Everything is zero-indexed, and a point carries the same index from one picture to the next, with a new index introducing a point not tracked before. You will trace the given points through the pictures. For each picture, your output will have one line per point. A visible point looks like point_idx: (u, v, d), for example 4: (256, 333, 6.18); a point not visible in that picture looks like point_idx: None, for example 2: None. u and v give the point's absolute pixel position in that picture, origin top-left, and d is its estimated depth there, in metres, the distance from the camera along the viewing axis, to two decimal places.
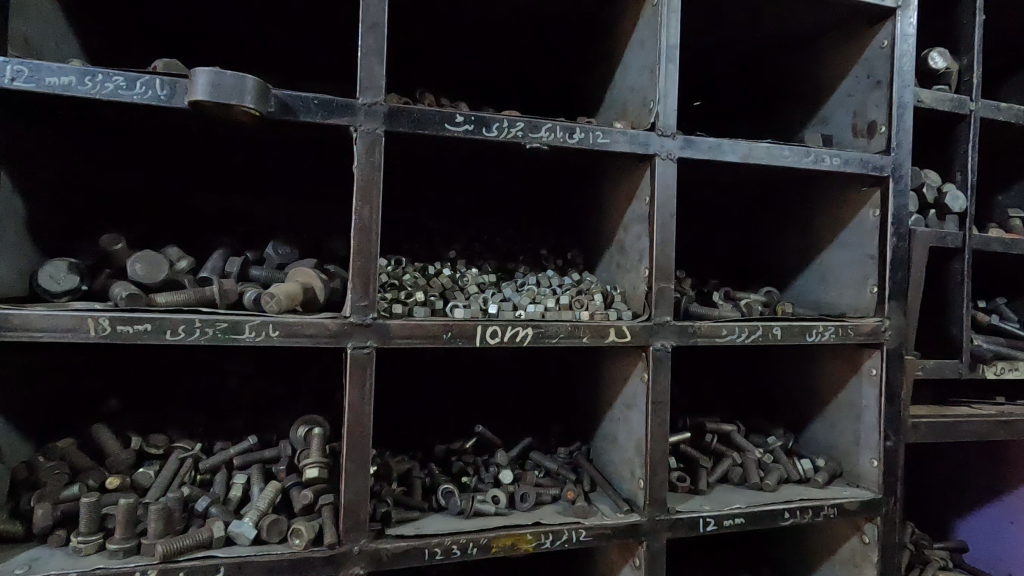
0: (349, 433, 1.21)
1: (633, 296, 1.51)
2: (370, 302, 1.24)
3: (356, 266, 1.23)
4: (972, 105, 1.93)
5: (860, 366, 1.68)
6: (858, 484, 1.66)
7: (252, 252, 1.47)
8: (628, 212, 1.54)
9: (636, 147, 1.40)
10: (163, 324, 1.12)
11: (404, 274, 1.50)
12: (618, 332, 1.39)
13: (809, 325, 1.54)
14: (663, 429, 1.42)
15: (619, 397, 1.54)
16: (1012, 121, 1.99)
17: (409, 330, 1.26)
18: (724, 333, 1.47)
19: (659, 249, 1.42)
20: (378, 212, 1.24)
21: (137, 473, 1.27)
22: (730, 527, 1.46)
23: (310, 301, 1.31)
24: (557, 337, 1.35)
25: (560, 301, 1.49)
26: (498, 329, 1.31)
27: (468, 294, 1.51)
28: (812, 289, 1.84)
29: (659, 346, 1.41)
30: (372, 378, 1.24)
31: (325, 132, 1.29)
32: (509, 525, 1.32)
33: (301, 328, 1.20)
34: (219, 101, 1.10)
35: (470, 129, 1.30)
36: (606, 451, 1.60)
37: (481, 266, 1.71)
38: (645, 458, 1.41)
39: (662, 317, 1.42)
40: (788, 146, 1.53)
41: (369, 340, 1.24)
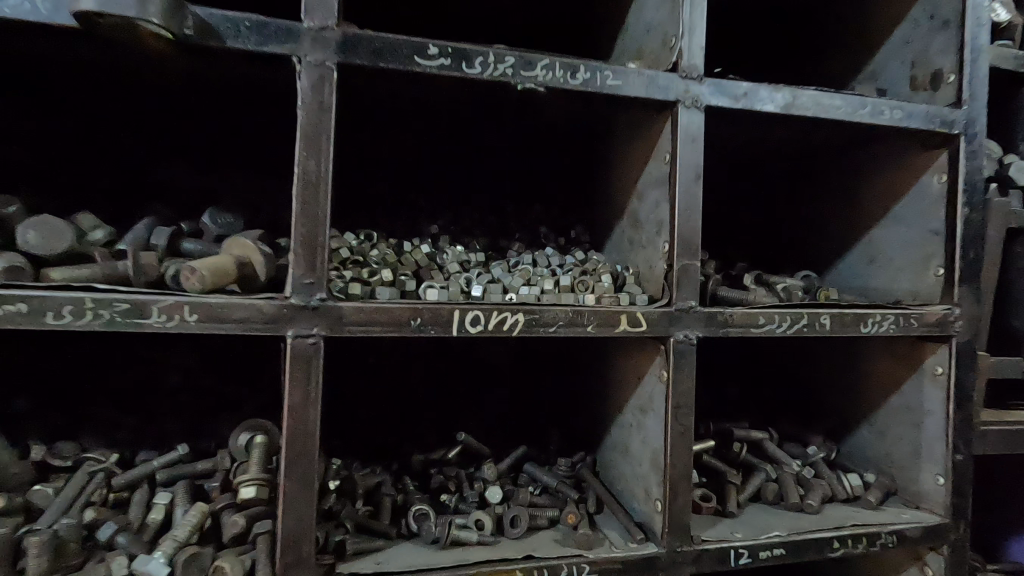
0: (289, 445, 0.96)
1: (648, 277, 1.24)
2: (318, 279, 0.98)
3: (299, 232, 0.97)
4: None
5: (920, 363, 1.40)
6: (918, 505, 1.38)
7: (189, 222, 1.21)
8: (644, 174, 1.27)
9: (654, 91, 1.13)
10: (43, 304, 0.87)
11: (371, 249, 1.24)
12: (630, 320, 1.12)
13: (864, 314, 1.26)
14: (686, 440, 1.15)
15: (632, 400, 1.28)
16: None
17: (367, 315, 1.00)
18: (761, 322, 1.19)
19: (682, 217, 1.15)
20: (328, 166, 0.98)
21: (31, 493, 1.02)
22: (767, 560, 1.19)
23: (248, 279, 1.05)
24: (555, 326, 1.08)
25: (560, 283, 1.22)
26: (481, 315, 1.04)
27: (448, 274, 1.24)
28: (860, 273, 1.56)
29: (682, 338, 1.14)
30: (319, 375, 0.98)
31: (263, 67, 1.02)
32: (494, 560, 1.06)
33: (226, 311, 0.94)
34: (109, 11, 0.82)
35: (446, 64, 1.03)
36: (616, 464, 1.34)
37: (468, 243, 1.44)
38: (664, 474, 1.14)
39: (686, 302, 1.14)
40: (839, 94, 1.25)
41: (315, 327, 0.97)
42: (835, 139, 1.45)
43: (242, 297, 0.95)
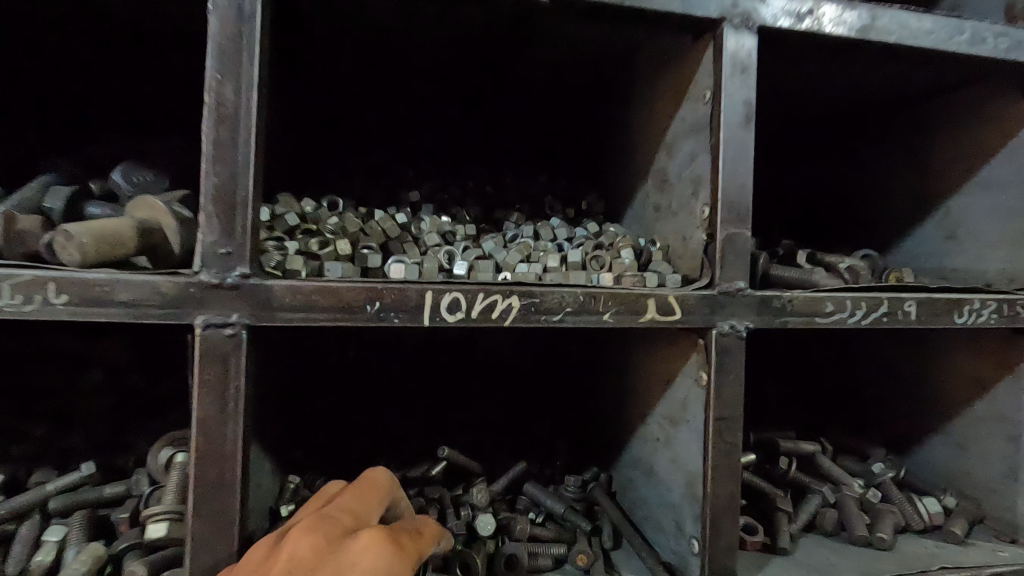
0: (201, 473, 0.71)
1: (681, 253, 0.97)
2: (238, 250, 0.72)
3: (212, 185, 0.71)
4: None
5: (1019, 362, 1.12)
6: (1015, 539, 1.11)
7: (99, 183, 0.97)
8: (676, 122, 1.00)
9: (692, 5, 0.86)
10: None
11: (330, 217, 0.98)
12: (660, 306, 0.85)
13: (959, 299, 0.98)
14: (732, 463, 0.88)
15: (660, 407, 1.02)
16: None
17: (307, 297, 0.74)
18: (829, 309, 0.92)
19: (728, 171, 0.87)
20: (252, 94, 0.72)
21: None
22: None
23: (162, 248, 0.80)
24: (561, 314, 0.82)
25: (569, 260, 0.96)
26: (461, 298, 0.78)
27: (427, 249, 0.98)
28: (935, 250, 1.28)
29: (727, 330, 0.87)
30: (241, 379, 0.73)
31: None
32: None
33: (109, 291, 0.69)
34: None
35: None
36: (639, 487, 1.08)
37: (457, 214, 1.18)
38: (702, 507, 0.88)
39: (733, 282, 0.87)
40: (929, 15, 0.97)
41: (234, 313, 0.72)
42: (912, 84, 1.17)
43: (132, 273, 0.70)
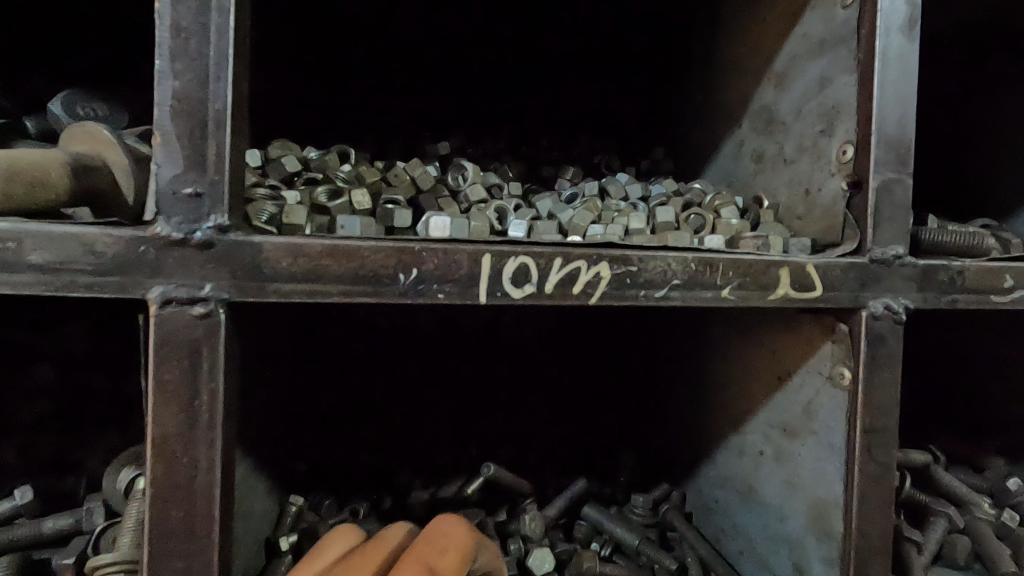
0: (162, 516, 0.49)
1: (804, 211, 0.74)
2: (214, 189, 0.49)
3: (170, 92, 0.48)
4: None
5: None
6: None
7: (36, 119, 0.73)
8: (794, 43, 0.77)
9: None
10: None
11: (341, 166, 0.75)
12: (797, 279, 0.62)
13: None
14: (885, 491, 0.65)
15: (767, 412, 0.79)
16: None
17: (315, 261, 0.51)
18: (1007, 283, 0.69)
19: (888, 93, 0.64)
20: None
21: None
22: None
23: (109, 198, 0.57)
24: (666, 288, 0.59)
25: (657, 221, 0.73)
26: (531, 265, 0.55)
27: (467, 208, 0.76)
28: None
29: (883, 310, 0.64)
30: (220, 376, 0.50)
31: None
32: None
33: (18, 248, 0.45)
34: None
35: None
36: (730, 512, 0.86)
37: (498, 170, 0.95)
38: (845, 551, 0.66)
39: (891, 246, 0.64)
40: None
41: (210, 282, 0.49)
42: None
43: (54, 222, 0.47)
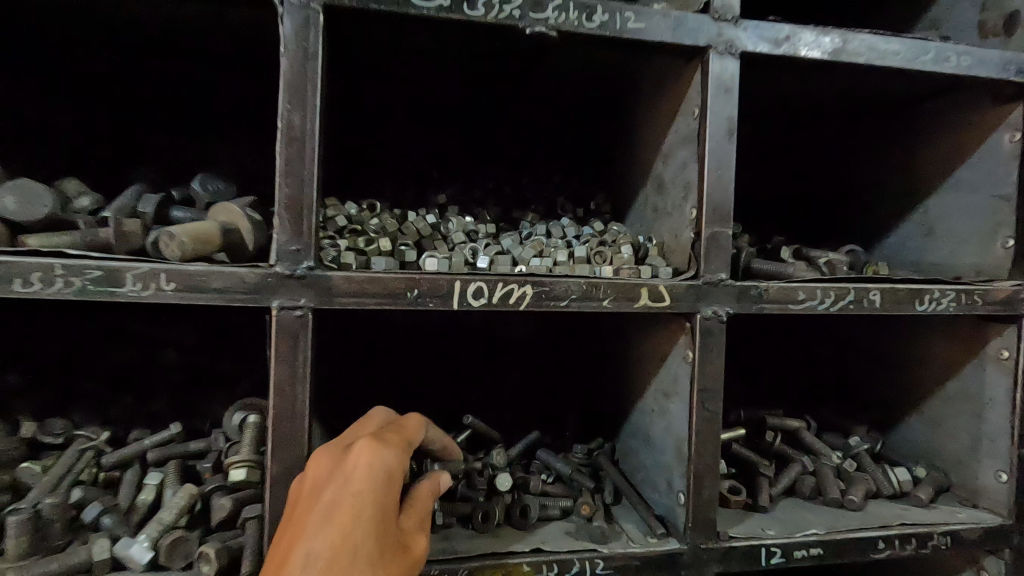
0: (277, 426, 0.89)
1: (673, 248, 1.12)
2: (305, 246, 0.89)
3: (283, 194, 0.88)
4: None
5: (984, 346, 1.24)
6: (975, 504, 1.24)
7: (179, 191, 1.15)
8: (670, 135, 1.14)
9: (683, 36, 1.00)
10: (11, 270, 0.81)
11: (372, 219, 1.16)
12: (651, 294, 1.00)
13: (920, 289, 1.12)
14: (713, 428, 1.03)
15: (654, 383, 1.17)
16: None
17: (360, 286, 0.91)
18: (800, 297, 1.06)
19: (713, 178, 1.02)
20: (315, 120, 0.89)
21: (19, 470, 0.98)
22: (802, 560, 1.08)
23: (240, 247, 0.98)
24: (567, 300, 0.97)
25: (575, 255, 1.12)
26: (484, 287, 0.95)
27: (453, 246, 1.15)
28: (913, 246, 1.41)
29: (711, 314, 1.02)
30: (308, 349, 0.90)
31: (245, 13, 0.92)
32: (500, 551, 0.99)
33: (206, 280, 0.86)
34: None
35: (445, 5, 0.92)
36: (635, 453, 1.24)
37: (479, 214, 1.34)
38: (688, 466, 1.04)
39: (716, 274, 1.02)
40: (897, 38, 1.10)
41: (303, 297, 0.89)
42: (889, 94, 1.29)
43: (223, 266, 0.87)
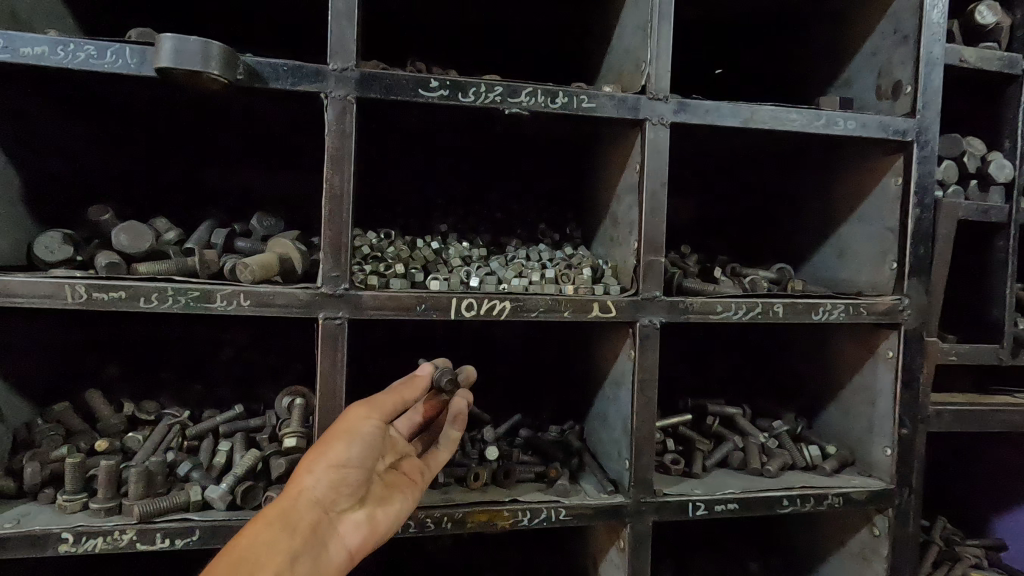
0: (322, 404, 1.21)
1: (623, 271, 1.44)
2: (342, 272, 1.22)
3: (327, 236, 1.21)
4: (1001, 63, 1.85)
5: (877, 347, 1.55)
6: (870, 474, 1.55)
7: (239, 225, 1.48)
8: (621, 182, 1.46)
9: (624, 111, 1.32)
10: (137, 292, 1.14)
11: (388, 246, 1.46)
12: (601, 307, 1.32)
13: (816, 302, 1.43)
14: (649, 410, 1.35)
15: (609, 375, 1.49)
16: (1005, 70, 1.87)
17: (382, 302, 1.24)
18: (719, 309, 1.38)
19: (649, 219, 1.34)
20: (349, 181, 1.21)
21: (126, 438, 1.31)
22: (722, 512, 1.40)
23: (291, 271, 1.31)
24: (536, 311, 1.30)
25: (546, 275, 1.44)
26: (474, 302, 1.27)
27: (452, 268, 1.48)
28: (829, 265, 1.72)
29: (647, 322, 1.34)
30: (344, 348, 1.22)
31: (299, 100, 1.25)
32: (487, 501, 1.32)
33: (272, 298, 1.19)
34: (184, 68, 1.08)
35: (445, 95, 1.25)
36: (597, 432, 1.56)
37: (474, 239, 1.67)
38: (632, 439, 1.36)
39: (651, 292, 1.34)
40: (796, 108, 1.42)
41: (341, 310, 1.22)
42: (802, 145, 1.61)
43: (283, 287, 1.20)
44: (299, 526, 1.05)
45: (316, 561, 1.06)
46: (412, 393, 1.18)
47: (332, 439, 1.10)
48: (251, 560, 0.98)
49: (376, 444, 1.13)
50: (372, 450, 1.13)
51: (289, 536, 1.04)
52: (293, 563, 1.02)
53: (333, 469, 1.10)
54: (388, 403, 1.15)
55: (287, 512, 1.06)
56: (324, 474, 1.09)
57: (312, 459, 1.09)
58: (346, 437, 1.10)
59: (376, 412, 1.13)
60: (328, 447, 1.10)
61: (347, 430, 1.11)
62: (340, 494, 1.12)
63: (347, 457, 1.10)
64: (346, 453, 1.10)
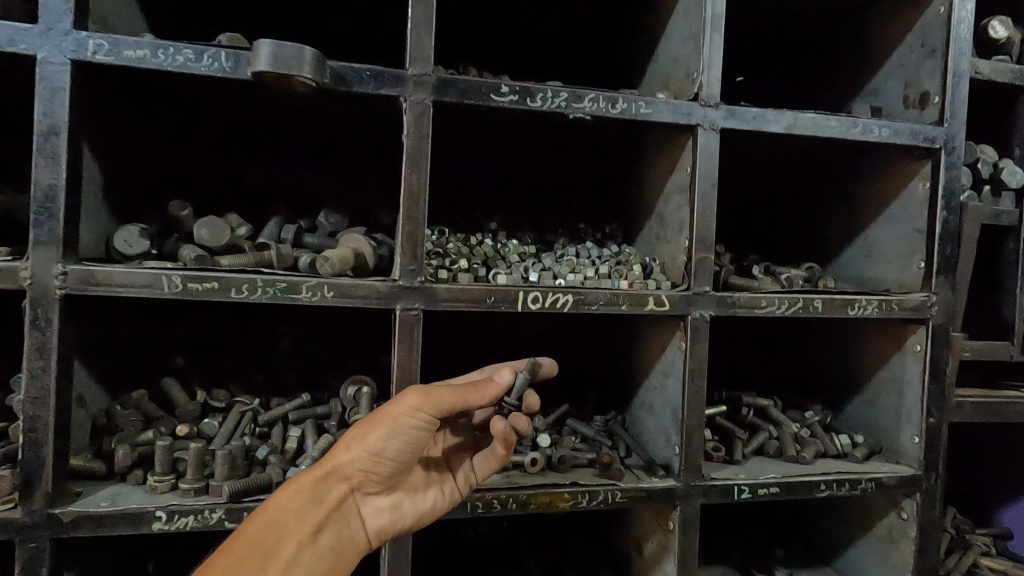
0: (397, 390, 1.28)
1: (672, 267, 1.52)
2: (418, 266, 1.29)
3: (405, 231, 1.28)
4: (1013, 75, 1.96)
5: (905, 342, 1.65)
6: (898, 461, 1.65)
7: (305, 221, 1.54)
8: (669, 183, 1.55)
9: (679, 117, 1.40)
10: (228, 283, 1.20)
11: (448, 243, 1.53)
12: (656, 301, 1.41)
13: (852, 298, 1.52)
14: (699, 399, 1.43)
15: (656, 366, 1.57)
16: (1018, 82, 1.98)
17: (455, 294, 1.31)
18: (764, 304, 1.46)
19: (700, 218, 1.42)
20: (425, 179, 1.29)
21: (203, 424, 1.37)
22: (764, 496, 1.49)
23: (363, 265, 1.38)
24: (596, 304, 1.38)
25: (600, 271, 1.52)
26: (540, 295, 1.35)
27: (510, 264, 1.55)
28: (856, 264, 1.82)
29: (698, 316, 1.43)
30: (419, 338, 1.29)
31: (375, 103, 1.32)
32: (547, 484, 1.39)
33: (353, 290, 1.26)
34: (279, 72, 1.15)
35: (514, 99, 1.32)
36: (642, 421, 1.64)
37: (522, 237, 1.74)
38: (682, 426, 1.44)
39: (701, 287, 1.42)
40: (834, 116, 1.51)
41: (417, 302, 1.29)
42: (833, 150, 1.71)
43: (364, 280, 1.27)
44: (324, 501, 1.13)
45: (335, 534, 1.14)
46: (475, 397, 1.16)
47: (372, 424, 1.16)
48: (278, 522, 1.08)
49: (416, 438, 1.17)
50: (409, 444, 1.17)
51: (314, 509, 1.12)
52: (313, 532, 1.11)
53: (368, 454, 1.16)
54: (444, 401, 1.13)
55: (317, 483, 1.14)
56: (359, 458, 1.17)
57: (351, 439, 1.17)
58: (386, 426, 1.15)
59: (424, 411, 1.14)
60: (368, 432, 1.16)
61: (389, 421, 1.15)
62: (371, 478, 1.19)
63: (383, 446, 1.16)
64: (383, 442, 1.16)
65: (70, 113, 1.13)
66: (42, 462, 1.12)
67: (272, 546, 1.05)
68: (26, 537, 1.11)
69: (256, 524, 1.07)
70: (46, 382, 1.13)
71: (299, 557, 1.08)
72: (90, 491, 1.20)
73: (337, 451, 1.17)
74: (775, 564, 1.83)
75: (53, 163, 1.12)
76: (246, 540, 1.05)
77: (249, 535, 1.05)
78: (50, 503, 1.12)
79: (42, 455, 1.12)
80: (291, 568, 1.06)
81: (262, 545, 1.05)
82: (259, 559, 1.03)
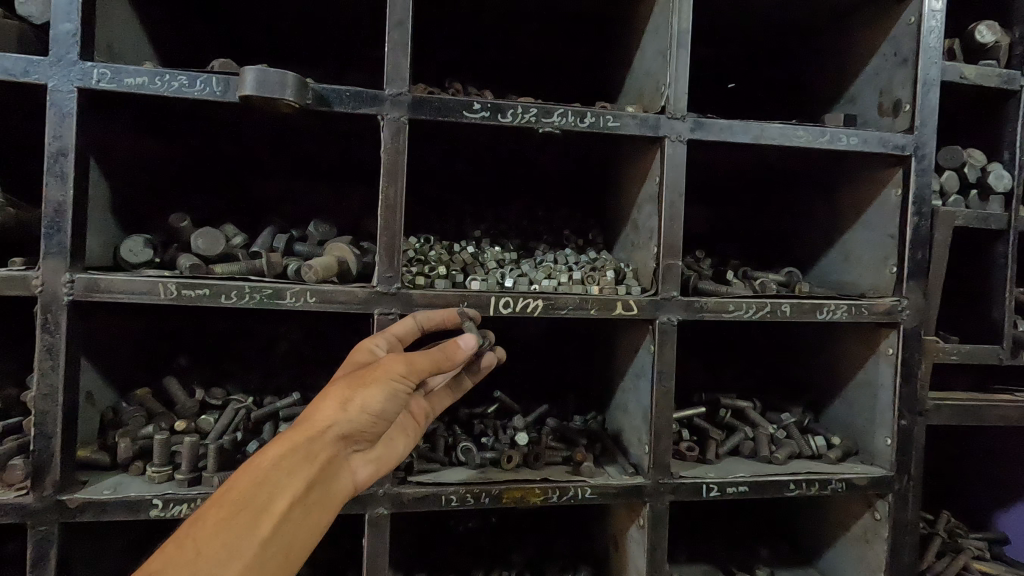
0: None
1: (643, 273, 1.58)
2: (395, 273, 1.38)
3: (382, 241, 1.36)
4: (1001, 79, 1.94)
5: (878, 345, 1.67)
6: (872, 462, 1.67)
7: (296, 230, 1.64)
8: (641, 192, 1.61)
9: (646, 130, 1.46)
10: (218, 289, 1.30)
11: (430, 250, 1.62)
12: (624, 306, 1.47)
13: (820, 303, 1.56)
14: (668, 399, 1.49)
15: (630, 367, 1.63)
16: (1006, 87, 1.95)
17: (430, 299, 1.39)
18: (731, 308, 1.51)
19: (668, 226, 1.48)
20: (402, 192, 1.37)
21: (200, 420, 1.48)
22: (733, 494, 1.54)
23: (346, 272, 1.47)
24: (566, 309, 1.45)
25: (573, 276, 1.58)
26: (511, 300, 1.42)
27: (487, 270, 1.62)
28: (835, 269, 1.85)
29: (665, 320, 1.48)
30: None
31: (356, 121, 1.41)
32: (519, 480, 1.46)
33: (334, 296, 1.35)
34: (264, 95, 1.25)
35: (486, 116, 1.40)
36: (618, 421, 1.70)
37: (504, 243, 1.82)
38: (651, 425, 1.49)
39: (669, 292, 1.48)
40: (802, 126, 1.56)
41: (394, 307, 1.38)
42: (807, 158, 1.75)
43: (344, 286, 1.36)
44: (317, 459, 1.08)
45: (327, 490, 1.11)
46: (446, 363, 1.23)
47: (369, 383, 1.13)
48: (270, 478, 1.03)
49: (406, 400, 1.18)
50: (400, 403, 1.17)
51: (308, 467, 1.07)
52: (307, 489, 1.07)
53: (365, 413, 1.13)
54: (425, 367, 1.19)
55: (311, 441, 1.08)
56: (354, 417, 1.12)
57: (346, 398, 1.12)
58: (383, 385, 1.14)
59: (412, 372, 1.17)
60: (365, 391, 1.13)
61: (382, 382, 1.13)
62: (363, 437, 1.16)
63: (378, 406, 1.14)
64: (379, 402, 1.13)
65: (77, 136, 1.25)
66: (52, 451, 1.23)
67: (266, 504, 1.01)
68: (36, 520, 1.22)
69: (245, 481, 1.02)
70: (55, 379, 1.24)
71: (292, 515, 1.04)
72: (96, 479, 1.32)
73: (330, 408, 1.12)
74: (756, 564, 1.86)
75: (61, 182, 1.23)
76: (237, 496, 1.00)
77: (239, 493, 1.00)
78: (58, 490, 1.23)
79: (51, 446, 1.23)
80: (285, 524, 1.03)
81: (254, 502, 1.00)
82: (252, 517, 0.99)
